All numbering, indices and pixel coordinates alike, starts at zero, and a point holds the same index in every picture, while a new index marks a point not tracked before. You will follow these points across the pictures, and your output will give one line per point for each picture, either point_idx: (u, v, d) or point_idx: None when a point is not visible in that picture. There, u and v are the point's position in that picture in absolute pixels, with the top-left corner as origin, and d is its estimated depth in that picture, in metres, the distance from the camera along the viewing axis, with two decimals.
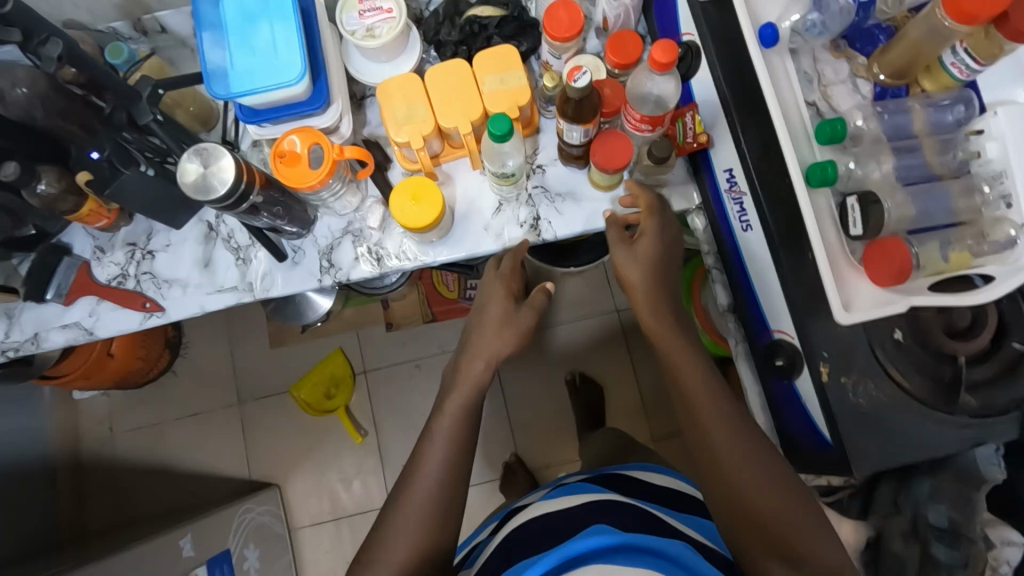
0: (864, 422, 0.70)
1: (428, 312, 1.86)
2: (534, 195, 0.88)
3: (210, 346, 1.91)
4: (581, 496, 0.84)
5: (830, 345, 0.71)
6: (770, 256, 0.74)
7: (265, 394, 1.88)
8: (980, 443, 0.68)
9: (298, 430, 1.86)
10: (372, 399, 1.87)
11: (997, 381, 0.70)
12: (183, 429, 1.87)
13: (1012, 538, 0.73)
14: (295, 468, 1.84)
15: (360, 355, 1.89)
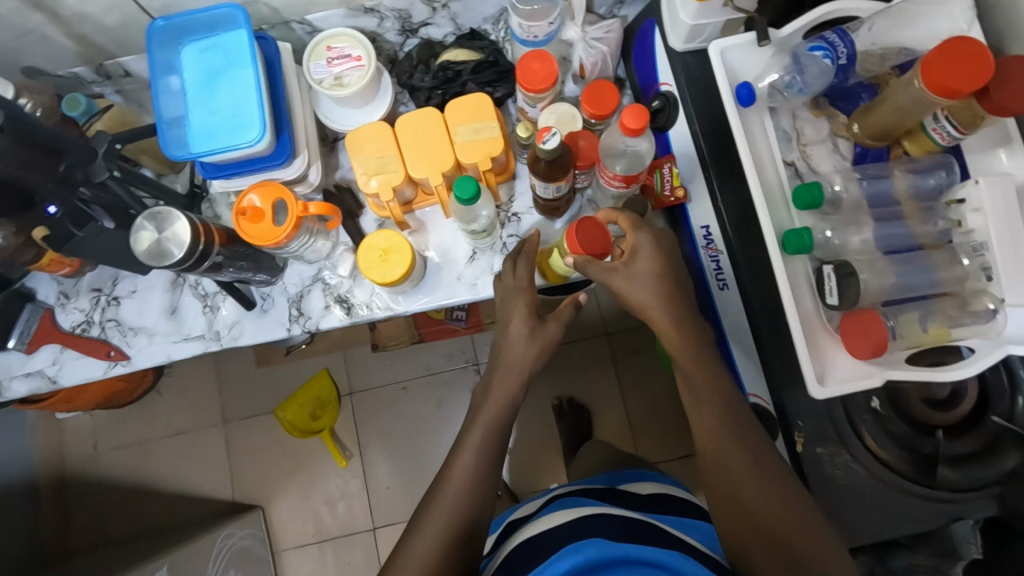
0: (842, 497, 0.67)
1: (415, 334, 1.84)
2: (509, 244, 0.86)
3: (195, 365, 1.89)
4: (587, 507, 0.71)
5: (806, 415, 0.69)
6: (747, 322, 0.72)
7: (250, 414, 1.86)
8: (958, 518, 0.67)
9: (283, 451, 1.84)
10: (357, 420, 1.85)
11: (979, 456, 0.67)
12: (167, 449, 1.85)
13: None
14: (280, 490, 1.82)
15: (346, 375, 1.87)
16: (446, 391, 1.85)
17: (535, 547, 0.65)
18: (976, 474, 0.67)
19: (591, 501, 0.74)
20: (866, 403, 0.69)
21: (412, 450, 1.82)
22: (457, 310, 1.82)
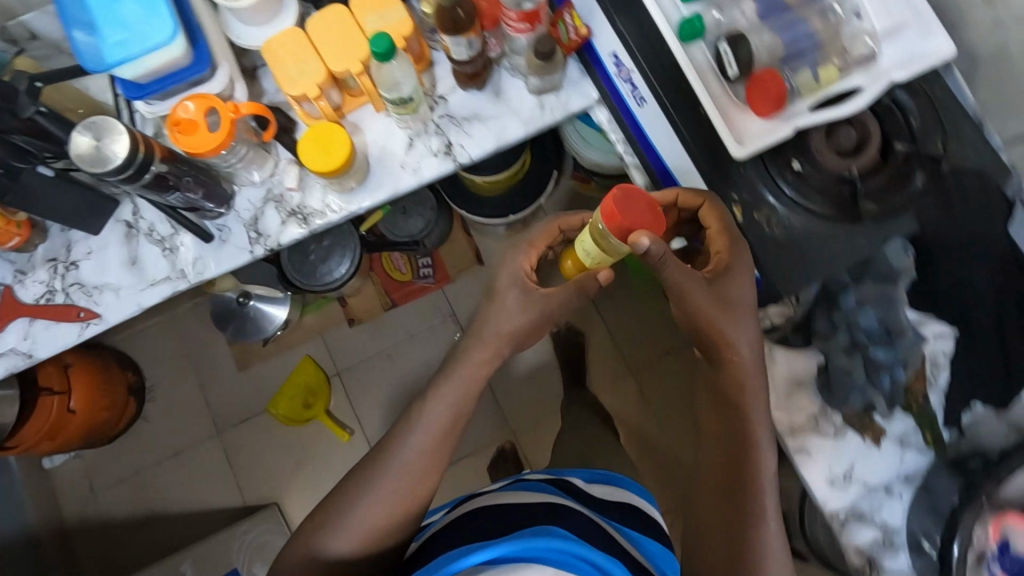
0: (779, 248, 0.76)
1: (386, 299, 1.86)
2: (441, 124, 0.90)
3: (177, 385, 1.87)
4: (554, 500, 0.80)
5: (737, 188, 0.77)
6: (668, 123, 0.79)
7: (242, 417, 1.85)
8: (886, 239, 0.74)
9: (283, 446, 1.83)
10: (350, 398, 1.86)
11: (890, 185, 0.75)
12: (167, 473, 1.83)
13: (942, 330, 0.79)
14: (290, 484, 1.81)
15: (329, 356, 1.88)
16: (431, 349, 1.88)
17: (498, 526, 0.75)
18: (892, 202, 0.74)
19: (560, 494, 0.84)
20: (787, 164, 0.76)
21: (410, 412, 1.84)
22: (422, 267, 1.85)
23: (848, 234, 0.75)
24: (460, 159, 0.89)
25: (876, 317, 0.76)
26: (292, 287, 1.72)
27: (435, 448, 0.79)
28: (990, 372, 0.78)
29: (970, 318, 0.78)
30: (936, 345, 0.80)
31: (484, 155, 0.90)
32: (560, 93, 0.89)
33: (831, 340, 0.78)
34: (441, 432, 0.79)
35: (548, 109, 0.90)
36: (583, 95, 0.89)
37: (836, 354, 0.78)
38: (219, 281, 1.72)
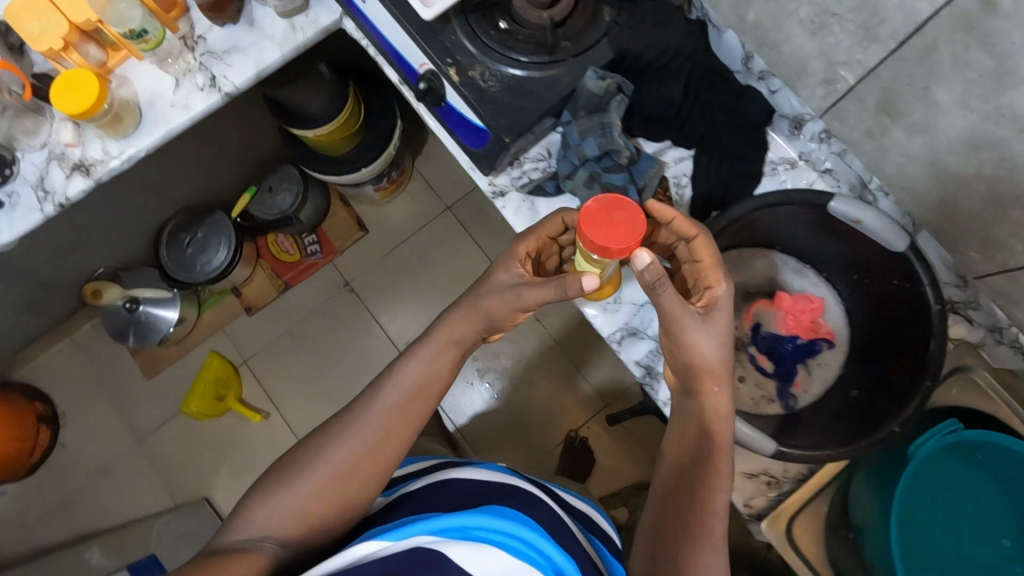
0: (496, 99, 0.81)
1: (279, 283, 1.91)
2: (203, 61, 0.96)
3: (91, 405, 1.88)
4: (509, 480, 0.75)
5: (450, 53, 0.82)
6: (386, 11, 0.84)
7: (160, 424, 1.86)
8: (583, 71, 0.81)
9: (205, 442, 1.86)
10: (262, 381, 1.89)
11: (584, 24, 0.83)
12: (99, 490, 1.82)
13: (682, 155, 0.90)
14: (216, 476, 1.84)
15: (234, 347, 1.91)
16: (332, 319, 1.92)
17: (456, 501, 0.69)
18: (585, 37, 0.82)
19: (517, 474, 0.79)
20: (494, 23, 0.83)
21: (323, 384, 1.88)
22: (308, 244, 1.90)
23: (550, 75, 0.82)
24: (225, 88, 0.95)
25: (597, 144, 0.83)
26: (174, 283, 1.75)
27: (409, 418, 0.74)
28: (719, 178, 0.87)
29: (689, 133, 0.87)
30: (679, 168, 0.90)
31: (248, 82, 0.96)
32: (307, 13, 0.96)
33: (573, 178, 0.85)
34: (417, 397, 0.75)
35: (300, 29, 0.96)
36: (329, 10, 0.97)
37: (579, 188, 0.85)
38: (105, 290, 1.70)
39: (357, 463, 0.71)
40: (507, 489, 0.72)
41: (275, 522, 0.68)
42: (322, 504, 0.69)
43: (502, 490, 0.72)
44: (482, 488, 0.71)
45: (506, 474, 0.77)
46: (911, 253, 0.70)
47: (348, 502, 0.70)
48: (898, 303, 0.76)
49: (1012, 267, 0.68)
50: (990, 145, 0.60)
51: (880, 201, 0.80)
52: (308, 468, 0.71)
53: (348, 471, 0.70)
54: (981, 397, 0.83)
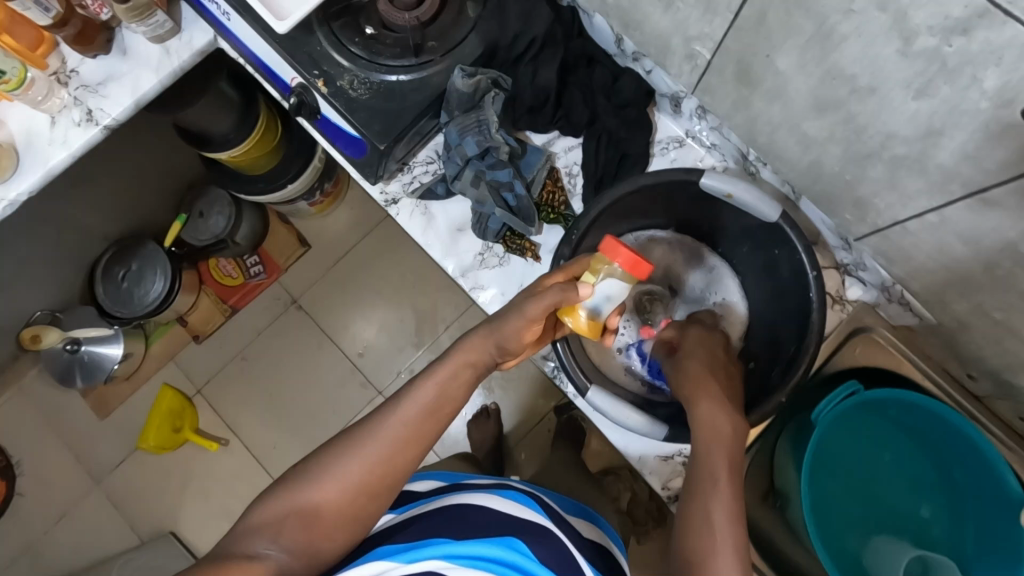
0: (368, 107, 0.80)
1: (224, 307, 1.73)
2: (79, 95, 0.93)
3: (42, 447, 1.68)
4: (527, 512, 0.68)
5: (316, 65, 0.80)
6: (247, 28, 0.82)
7: (117, 462, 1.70)
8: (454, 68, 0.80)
9: (163, 477, 1.70)
10: (219, 410, 1.73)
11: (452, 23, 0.82)
12: (57, 541, 1.63)
13: (571, 145, 0.89)
14: (182, 505, 1.69)
15: (185, 377, 1.74)
16: (284, 337, 1.74)
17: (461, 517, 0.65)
18: (451, 35, 0.81)
19: (536, 505, 0.71)
20: (359, 29, 0.82)
21: (286, 407, 1.72)
22: (251, 266, 1.69)
23: (420, 77, 0.81)
24: (103, 121, 0.93)
25: (475, 141, 0.82)
26: (118, 321, 1.56)
27: (427, 431, 0.64)
28: (607, 162, 0.86)
29: (575, 121, 0.85)
30: (570, 158, 0.89)
31: (126, 112, 0.94)
32: (180, 36, 0.94)
33: (460, 178, 0.84)
34: (436, 417, 0.65)
35: (173, 53, 0.94)
36: (203, 30, 0.95)
37: (467, 185, 0.84)
38: (43, 334, 1.54)
39: (371, 469, 0.61)
40: (522, 522, 0.66)
41: (277, 529, 0.58)
42: (329, 513, 0.59)
43: (518, 522, 0.66)
44: (499, 518, 0.66)
45: (526, 503, 0.71)
46: (785, 222, 0.71)
47: (353, 516, 0.60)
48: (781, 271, 0.77)
49: (882, 226, 0.68)
50: (833, 108, 0.59)
51: (762, 170, 0.80)
52: (317, 472, 0.61)
53: (360, 480, 0.60)
54: (883, 353, 0.84)
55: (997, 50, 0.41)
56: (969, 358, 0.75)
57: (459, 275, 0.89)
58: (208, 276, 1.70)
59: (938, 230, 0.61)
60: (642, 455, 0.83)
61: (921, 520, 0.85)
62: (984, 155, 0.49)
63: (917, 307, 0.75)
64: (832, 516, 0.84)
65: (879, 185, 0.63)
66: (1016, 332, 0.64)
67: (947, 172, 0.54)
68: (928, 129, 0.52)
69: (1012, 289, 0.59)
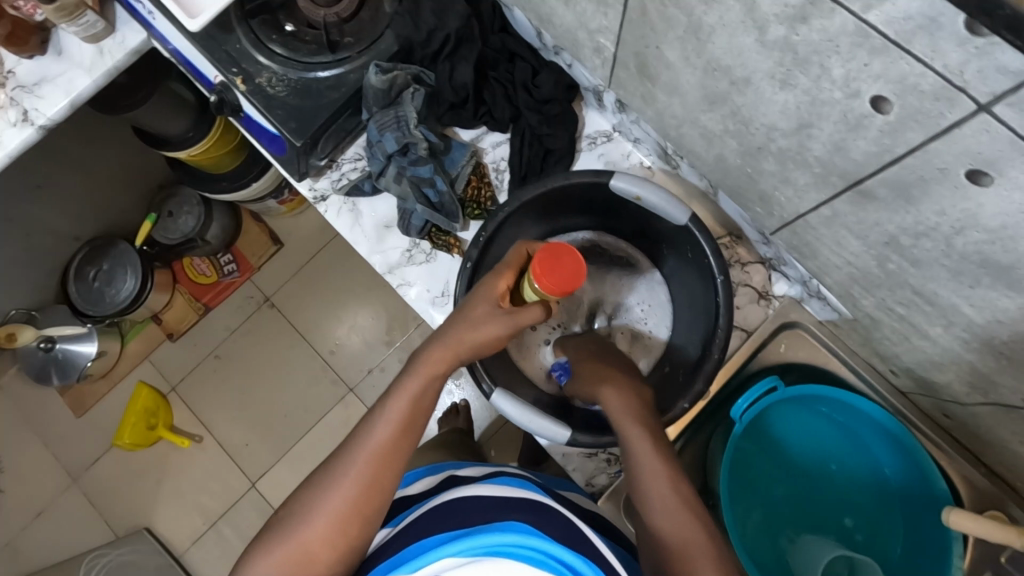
0: (286, 105, 0.80)
1: (198, 306, 1.70)
2: (15, 95, 0.94)
3: (19, 446, 1.67)
4: (525, 492, 0.63)
5: (234, 63, 0.81)
6: (169, 28, 0.82)
7: (93, 460, 1.67)
8: (369, 63, 0.81)
9: (138, 476, 1.67)
10: (194, 407, 1.69)
11: (368, 20, 0.83)
12: (32, 540, 1.61)
13: (498, 140, 0.89)
14: (156, 503, 1.66)
15: (160, 374, 1.71)
16: (256, 339, 1.71)
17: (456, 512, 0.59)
18: (368, 33, 0.83)
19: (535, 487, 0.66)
20: (278, 27, 0.83)
21: (261, 405, 1.68)
22: (224, 264, 1.68)
23: (339, 74, 0.81)
24: (37, 121, 0.93)
25: (393, 138, 0.81)
26: (91, 319, 1.57)
27: (403, 448, 0.62)
28: (531, 158, 0.86)
29: (498, 116, 0.85)
30: (496, 153, 0.89)
31: (61, 111, 0.94)
32: (115, 36, 0.95)
33: (384, 175, 0.84)
34: (410, 428, 0.63)
35: (107, 53, 0.95)
36: (137, 31, 0.96)
37: (389, 182, 0.83)
38: (19, 332, 1.54)
39: (353, 501, 0.59)
40: (524, 501, 0.61)
41: None
42: (321, 553, 0.58)
43: (517, 502, 0.60)
44: (501, 502, 0.60)
45: (524, 485, 0.65)
46: (693, 226, 0.71)
47: (347, 550, 0.59)
48: (695, 267, 0.76)
49: (788, 219, 0.67)
50: (721, 101, 0.59)
51: (681, 164, 0.79)
52: (300, 518, 0.59)
53: (345, 513, 0.59)
54: (810, 349, 0.83)
55: (834, 40, 0.41)
56: (888, 355, 0.73)
57: (386, 271, 0.89)
58: (181, 275, 1.69)
59: (832, 224, 0.60)
60: (566, 452, 0.83)
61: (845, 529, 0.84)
62: (850, 146, 0.49)
63: (833, 302, 0.74)
64: (756, 506, 0.84)
65: (776, 178, 0.62)
66: (918, 327, 0.62)
67: (825, 164, 0.53)
68: (800, 121, 0.51)
69: (905, 284, 0.58)
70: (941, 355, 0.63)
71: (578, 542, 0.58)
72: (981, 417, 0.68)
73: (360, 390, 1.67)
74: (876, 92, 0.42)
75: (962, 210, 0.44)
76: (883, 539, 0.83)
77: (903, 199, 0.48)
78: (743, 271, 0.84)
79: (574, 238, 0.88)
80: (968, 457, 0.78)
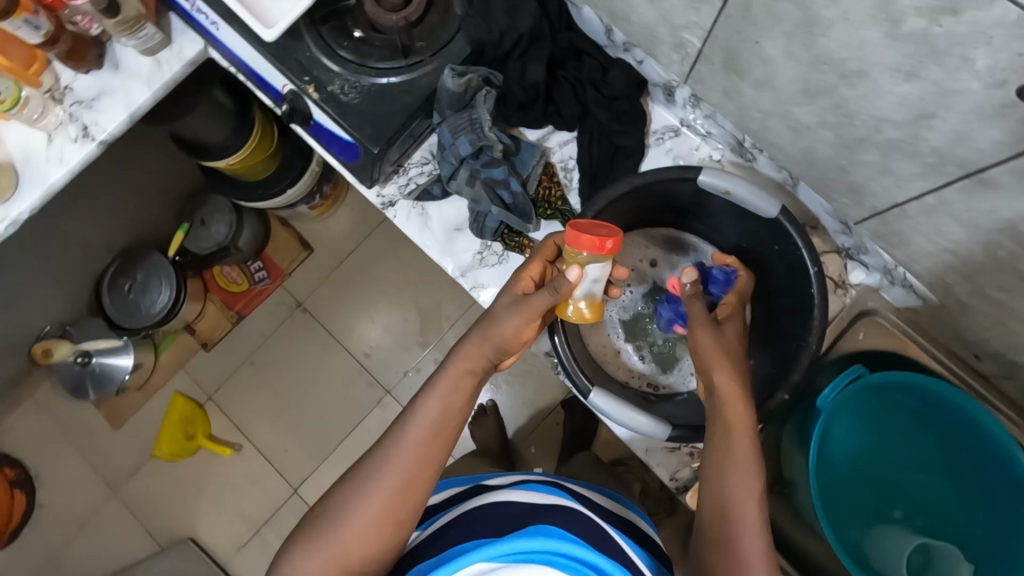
0: (361, 110, 0.79)
1: (231, 314, 1.70)
2: (73, 111, 0.93)
3: (58, 459, 1.66)
4: (552, 498, 0.67)
5: (306, 71, 0.80)
6: (236, 37, 0.81)
7: (133, 471, 1.67)
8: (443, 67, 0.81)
9: (178, 485, 1.67)
10: (232, 417, 1.69)
11: (437, 23, 0.83)
12: (76, 552, 1.61)
13: (566, 139, 0.88)
14: (199, 511, 1.66)
15: (196, 384, 1.71)
16: (292, 345, 1.71)
17: (490, 521, 0.63)
18: (438, 37, 0.82)
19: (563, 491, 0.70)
20: (346, 32, 0.82)
21: (297, 411, 1.69)
22: (255, 271, 1.67)
23: (410, 78, 0.81)
24: (98, 136, 0.93)
25: (468, 141, 0.81)
26: (127, 331, 1.56)
27: (436, 453, 0.65)
28: (602, 156, 0.86)
29: (566, 115, 0.85)
30: (564, 152, 0.89)
31: (121, 126, 0.93)
32: (172, 47, 0.94)
33: (455, 178, 0.84)
34: (445, 431, 0.65)
35: (164, 64, 0.94)
36: (192, 40, 0.95)
37: (461, 186, 0.84)
38: (54, 348, 1.54)
39: (388, 503, 0.62)
40: (550, 507, 0.65)
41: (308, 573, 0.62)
42: (357, 551, 0.62)
43: (544, 510, 0.64)
44: (528, 510, 0.64)
45: (550, 491, 0.69)
46: (783, 218, 0.71)
47: (381, 548, 0.62)
48: (777, 263, 0.77)
49: (880, 209, 0.67)
50: (824, 94, 0.59)
51: (759, 157, 0.79)
52: (338, 514, 0.63)
53: (380, 513, 0.62)
54: (889, 337, 0.83)
55: (985, 31, 0.41)
56: (974, 339, 0.74)
57: (458, 274, 0.89)
58: (213, 284, 1.68)
59: (934, 213, 0.60)
60: (649, 447, 0.84)
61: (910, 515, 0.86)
62: (976, 135, 0.49)
63: (919, 289, 0.74)
64: (834, 495, 0.85)
65: (874, 169, 0.62)
66: (1018, 310, 0.63)
67: (941, 154, 0.53)
68: (920, 112, 0.51)
69: (1012, 269, 0.59)
70: None
71: (606, 546, 0.62)
72: None
73: (396, 392, 1.67)
74: None
75: None
76: (949, 522, 0.84)
77: None
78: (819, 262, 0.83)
79: (656, 236, 0.88)
80: None
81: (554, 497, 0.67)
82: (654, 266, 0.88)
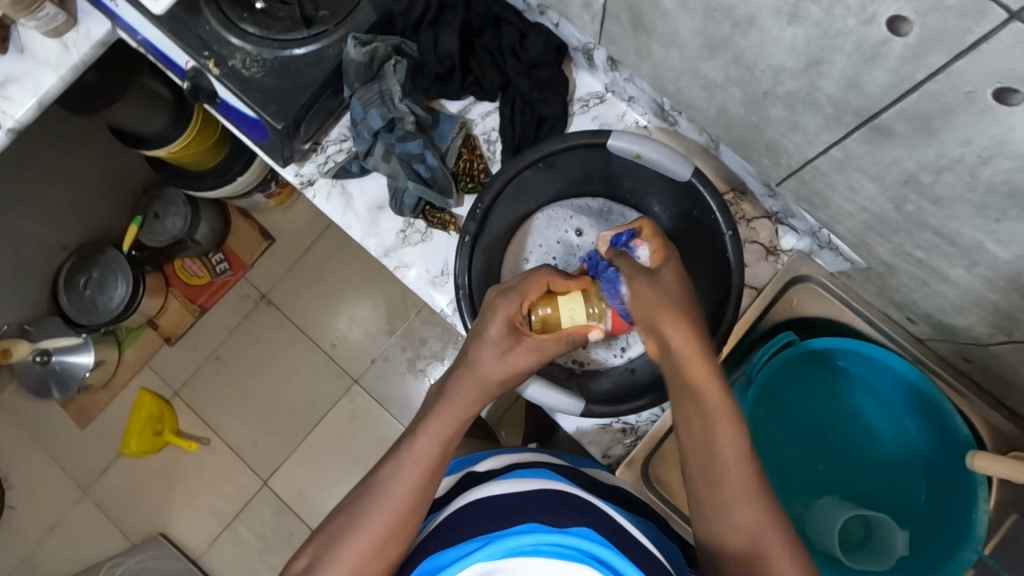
0: (265, 86, 0.76)
1: (193, 309, 1.58)
2: None
3: (25, 458, 1.56)
4: (537, 482, 0.57)
5: (206, 46, 0.76)
6: (130, 14, 0.77)
7: (102, 469, 1.56)
8: (347, 35, 0.78)
9: (147, 483, 1.56)
10: (200, 412, 1.58)
11: None
12: (49, 554, 1.52)
13: (488, 110, 0.85)
14: (171, 506, 1.55)
15: (161, 378, 1.59)
16: (256, 336, 1.59)
17: (467, 520, 0.53)
18: (343, 5, 0.79)
19: (550, 475, 0.60)
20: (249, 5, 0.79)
21: (265, 406, 1.56)
22: (216, 263, 1.55)
23: (316, 50, 0.77)
24: (6, 124, 0.89)
25: (379, 115, 0.78)
26: (86, 329, 1.45)
27: (429, 489, 0.58)
28: (524, 127, 0.83)
29: (486, 86, 0.82)
30: (486, 124, 0.86)
31: (30, 113, 0.90)
32: (78, 27, 0.91)
33: (372, 154, 0.81)
34: (437, 475, 0.59)
35: (73, 47, 0.90)
36: (100, 21, 0.91)
37: (377, 161, 0.80)
38: (13, 348, 1.40)
39: (378, 542, 0.55)
40: (540, 493, 0.55)
41: None
42: None
43: (538, 496, 0.54)
44: (515, 500, 0.54)
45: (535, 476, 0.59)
46: (697, 180, 0.72)
47: None
48: (700, 234, 0.76)
49: (796, 167, 0.64)
50: (722, 46, 0.55)
51: (680, 120, 0.77)
52: (323, 565, 0.55)
53: (368, 556, 0.54)
54: (823, 303, 0.81)
55: None
56: (904, 302, 0.71)
57: (382, 255, 0.86)
58: (173, 277, 1.56)
59: (845, 168, 0.57)
60: (580, 424, 0.81)
61: (858, 486, 0.83)
62: (865, 80, 0.46)
63: (845, 252, 0.71)
64: (775, 469, 0.83)
65: (784, 125, 0.59)
66: (938, 269, 0.60)
67: (837, 103, 0.50)
68: (810, 57, 0.48)
69: (924, 225, 0.55)
70: (963, 297, 0.61)
71: (608, 529, 0.52)
72: (1004, 357, 0.65)
73: (365, 381, 1.55)
74: (895, 14, 0.39)
75: (989, 136, 0.42)
76: (895, 488, 0.82)
77: (923, 131, 0.46)
78: (750, 228, 0.81)
79: (581, 207, 0.85)
80: (990, 401, 0.76)
81: (542, 482, 0.58)
82: (580, 235, 0.84)
